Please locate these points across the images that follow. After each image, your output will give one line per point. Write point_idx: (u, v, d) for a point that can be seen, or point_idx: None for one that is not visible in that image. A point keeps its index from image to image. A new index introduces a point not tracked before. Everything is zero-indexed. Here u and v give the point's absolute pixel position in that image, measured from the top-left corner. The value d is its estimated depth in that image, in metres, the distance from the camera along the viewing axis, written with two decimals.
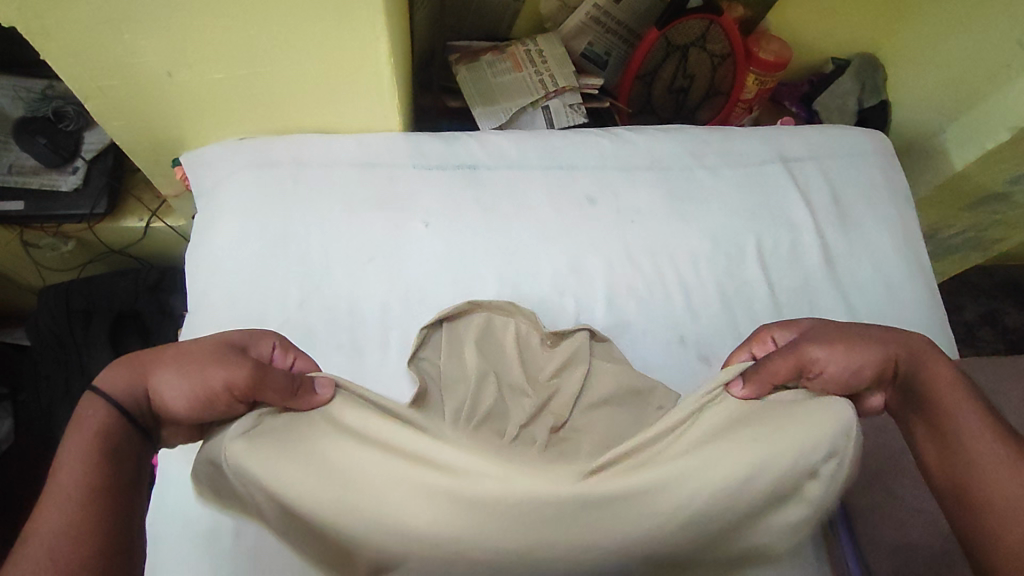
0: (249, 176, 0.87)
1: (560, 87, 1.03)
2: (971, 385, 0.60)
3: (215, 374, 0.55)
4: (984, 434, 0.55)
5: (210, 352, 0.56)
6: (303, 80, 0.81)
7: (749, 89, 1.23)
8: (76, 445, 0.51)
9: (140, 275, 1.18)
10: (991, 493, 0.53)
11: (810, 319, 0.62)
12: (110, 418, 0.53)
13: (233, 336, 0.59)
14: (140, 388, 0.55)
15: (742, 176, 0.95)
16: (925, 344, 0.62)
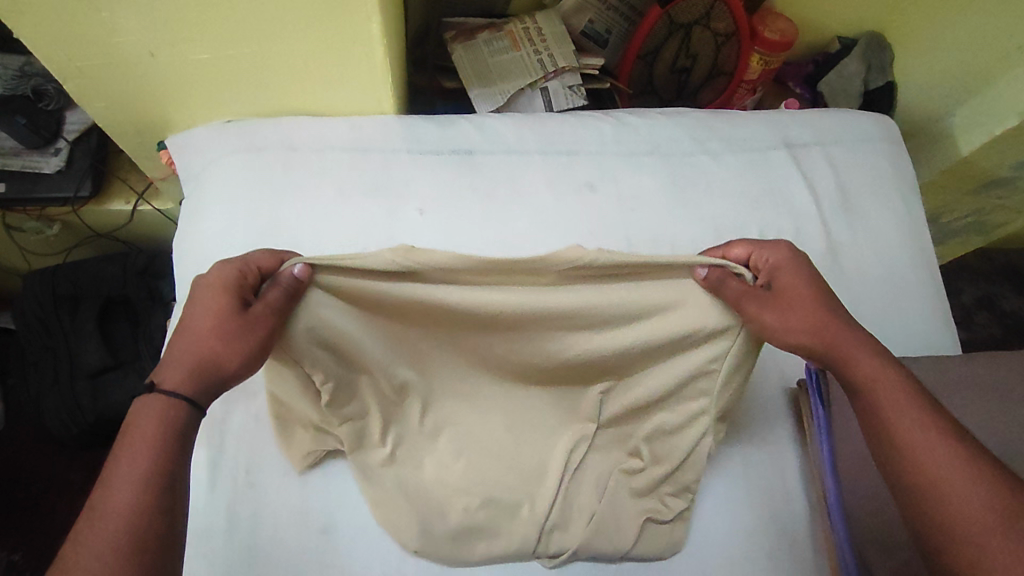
0: (238, 162, 0.85)
1: (559, 67, 0.99)
2: (894, 366, 0.62)
3: (253, 326, 0.61)
4: (903, 416, 0.58)
5: (223, 312, 0.61)
6: (293, 60, 0.78)
7: (751, 70, 1.20)
8: (141, 436, 0.55)
9: (128, 259, 1.14)
10: (921, 473, 0.55)
11: (753, 301, 0.64)
12: (159, 429, 0.56)
13: (225, 279, 0.63)
14: (205, 373, 0.60)
15: (745, 162, 0.93)
16: (850, 333, 0.65)
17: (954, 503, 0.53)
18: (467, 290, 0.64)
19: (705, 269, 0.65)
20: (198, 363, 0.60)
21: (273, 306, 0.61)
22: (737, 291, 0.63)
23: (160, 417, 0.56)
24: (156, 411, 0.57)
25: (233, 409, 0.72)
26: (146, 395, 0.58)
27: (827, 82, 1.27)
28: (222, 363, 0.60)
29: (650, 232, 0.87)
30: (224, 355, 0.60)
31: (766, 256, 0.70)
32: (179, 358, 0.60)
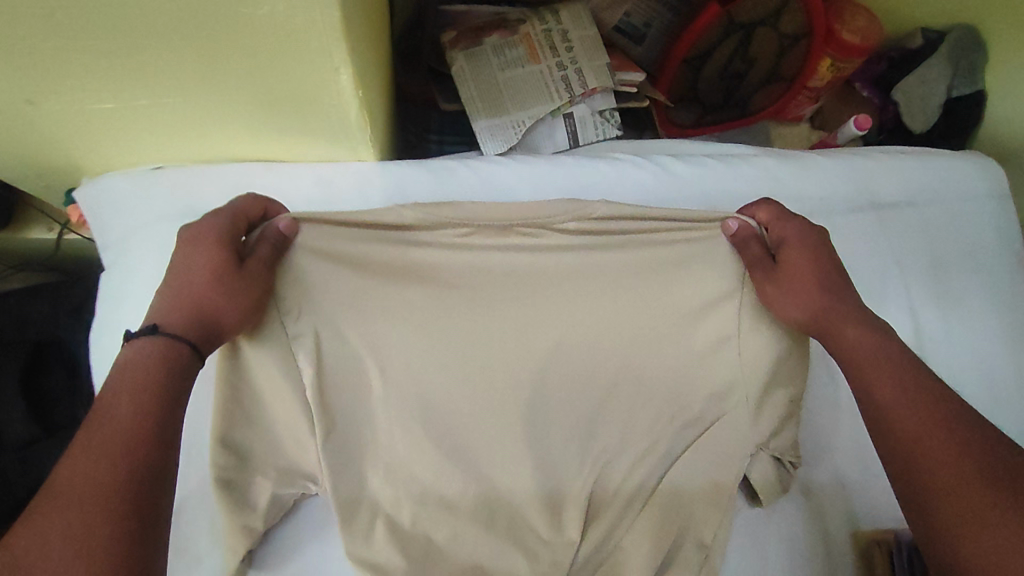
0: (171, 228, 0.65)
1: (589, 89, 0.78)
2: (884, 339, 0.55)
3: (247, 270, 0.54)
4: (886, 387, 0.52)
5: (218, 252, 0.54)
6: (233, 111, 0.57)
7: (818, 77, 0.97)
8: (128, 377, 0.46)
9: (60, 294, 0.97)
10: (909, 450, 0.49)
11: (763, 275, 0.59)
12: (150, 368, 0.47)
13: (225, 218, 0.57)
14: (197, 319, 0.51)
15: (821, 228, 0.74)
16: (841, 304, 0.58)
17: (941, 477, 0.47)
18: (471, 259, 0.61)
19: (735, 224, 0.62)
20: (190, 307, 0.51)
21: (266, 254, 0.56)
22: (755, 255, 0.60)
23: (149, 353, 0.48)
24: (148, 350, 0.48)
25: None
26: (134, 339, 0.49)
27: (904, 87, 1.04)
28: (216, 308, 0.52)
29: None
30: (218, 300, 0.52)
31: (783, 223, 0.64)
32: (168, 301, 0.52)
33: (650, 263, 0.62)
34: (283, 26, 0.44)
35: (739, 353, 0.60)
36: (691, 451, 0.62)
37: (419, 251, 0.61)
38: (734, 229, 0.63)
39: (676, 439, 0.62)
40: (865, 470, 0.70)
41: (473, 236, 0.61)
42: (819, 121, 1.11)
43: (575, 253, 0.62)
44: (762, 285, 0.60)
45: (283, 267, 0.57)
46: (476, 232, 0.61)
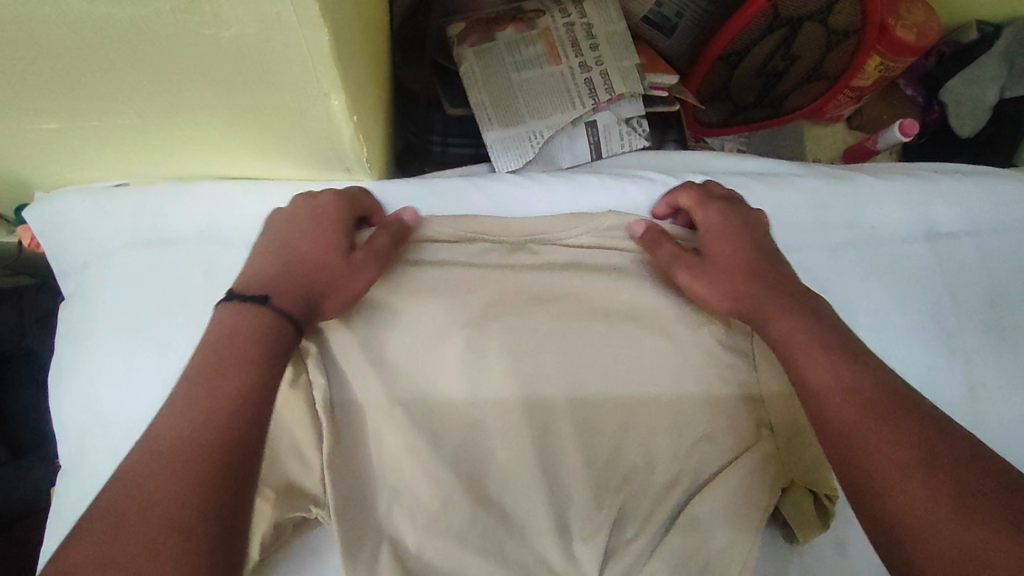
0: (137, 257, 0.56)
1: (615, 94, 0.68)
2: (820, 328, 0.48)
3: (358, 260, 0.52)
4: (818, 369, 0.44)
5: (331, 238, 0.52)
6: (204, 130, 0.48)
7: (864, 75, 0.87)
8: (228, 340, 0.42)
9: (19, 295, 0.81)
10: (850, 433, 0.40)
11: (684, 270, 0.56)
12: (249, 330, 0.43)
13: (343, 206, 0.55)
14: (300, 293, 0.48)
15: (872, 260, 0.66)
16: (775, 294, 0.52)
17: (880, 461, 0.38)
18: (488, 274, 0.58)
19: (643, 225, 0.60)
20: (293, 279, 0.48)
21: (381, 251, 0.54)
22: (668, 257, 0.57)
23: (257, 321, 0.44)
24: (258, 316, 0.44)
25: None
26: (239, 302, 0.45)
27: (954, 86, 0.94)
28: (321, 289, 0.49)
29: None
30: (326, 280, 0.50)
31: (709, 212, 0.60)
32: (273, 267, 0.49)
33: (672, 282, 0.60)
34: (260, 41, 0.36)
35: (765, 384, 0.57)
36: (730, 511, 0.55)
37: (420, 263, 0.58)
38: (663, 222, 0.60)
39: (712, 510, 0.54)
40: None
41: (481, 259, 0.59)
42: (856, 122, 1.01)
43: (587, 265, 0.60)
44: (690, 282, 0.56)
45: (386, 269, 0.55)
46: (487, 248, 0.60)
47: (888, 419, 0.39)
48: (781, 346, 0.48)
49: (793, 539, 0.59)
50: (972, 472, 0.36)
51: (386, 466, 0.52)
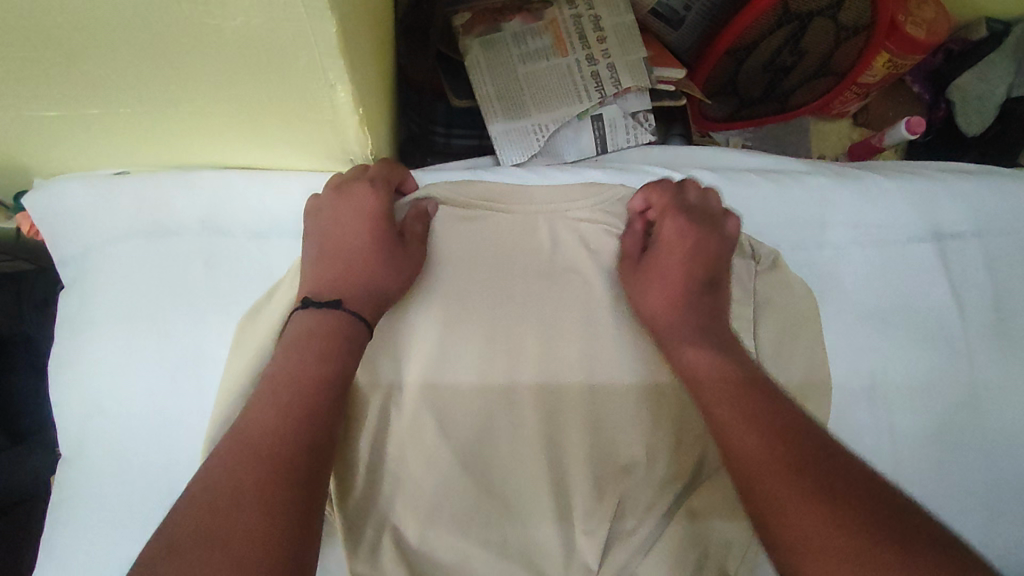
0: (140, 247, 0.56)
1: (622, 88, 0.67)
2: (728, 362, 0.51)
3: (412, 254, 0.55)
4: (724, 407, 0.47)
5: (382, 229, 0.54)
6: (209, 121, 0.48)
7: (872, 71, 0.86)
8: (310, 344, 0.46)
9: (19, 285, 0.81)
10: (755, 475, 0.43)
11: (627, 268, 0.58)
12: (328, 339, 0.47)
13: (384, 185, 0.56)
14: (367, 294, 0.51)
15: (879, 259, 0.66)
16: (692, 321, 0.54)
17: (781, 499, 0.41)
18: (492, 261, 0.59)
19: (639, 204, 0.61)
20: (358, 281, 0.51)
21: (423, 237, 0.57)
22: (633, 246, 0.58)
23: (333, 327, 0.48)
24: (331, 324, 0.48)
25: None
26: (317, 308, 0.49)
27: (961, 83, 0.94)
28: (384, 290, 0.52)
29: None
30: (388, 279, 0.52)
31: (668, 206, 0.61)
32: (338, 267, 0.52)
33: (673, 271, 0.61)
34: (268, 32, 0.35)
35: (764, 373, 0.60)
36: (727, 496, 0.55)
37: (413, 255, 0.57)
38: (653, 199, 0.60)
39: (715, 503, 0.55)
40: None
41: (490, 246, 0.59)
42: (863, 118, 1.00)
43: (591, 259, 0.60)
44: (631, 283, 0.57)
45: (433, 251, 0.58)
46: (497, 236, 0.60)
47: (788, 460, 0.43)
48: (694, 383, 0.50)
49: None
50: (865, 506, 0.40)
51: (388, 458, 0.52)
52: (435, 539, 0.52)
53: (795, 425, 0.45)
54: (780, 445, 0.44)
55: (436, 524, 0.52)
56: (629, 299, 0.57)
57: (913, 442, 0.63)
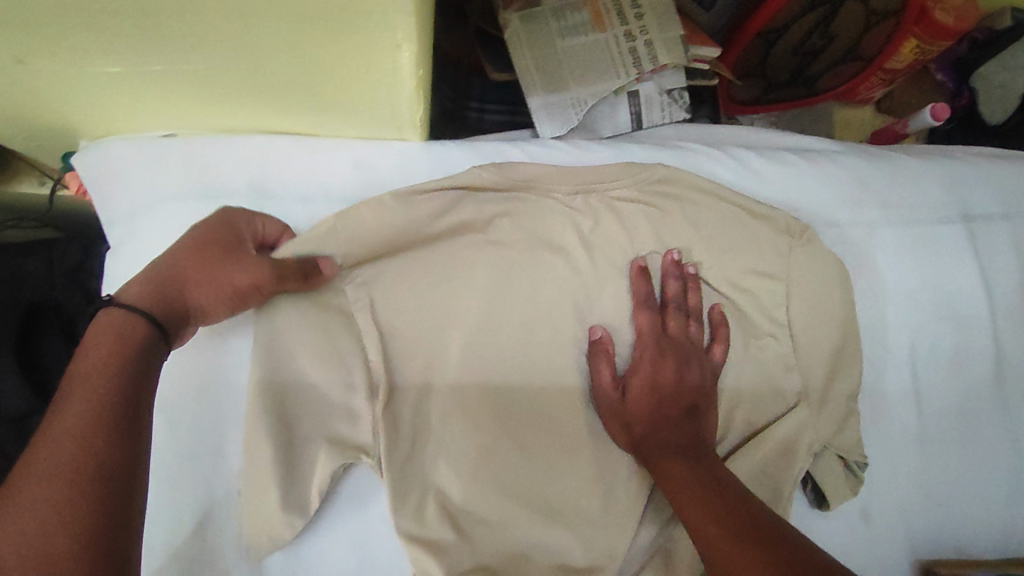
0: (189, 207, 0.57)
1: (660, 65, 0.68)
2: (705, 469, 0.49)
3: (237, 274, 0.50)
4: (699, 513, 0.45)
5: (218, 260, 0.49)
6: (266, 83, 0.49)
7: (899, 58, 0.86)
8: (93, 351, 0.42)
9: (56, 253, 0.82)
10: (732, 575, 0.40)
11: (614, 383, 0.56)
12: (114, 344, 0.43)
13: (238, 232, 0.52)
14: (167, 303, 0.47)
15: (910, 238, 0.67)
16: (673, 429, 0.53)
17: None
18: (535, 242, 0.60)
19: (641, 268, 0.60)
20: (164, 294, 0.47)
21: (278, 266, 0.50)
22: (609, 367, 0.57)
23: (123, 335, 0.43)
24: (113, 327, 0.43)
25: None
26: (102, 308, 0.45)
27: (986, 72, 0.94)
28: (196, 302, 0.49)
29: (771, 340, 0.62)
30: (194, 279, 0.48)
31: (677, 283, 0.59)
32: (139, 282, 0.46)
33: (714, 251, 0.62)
34: None
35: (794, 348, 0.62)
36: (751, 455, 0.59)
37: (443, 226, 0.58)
38: (689, 271, 0.60)
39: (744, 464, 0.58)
40: (932, 502, 0.64)
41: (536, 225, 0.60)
42: (886, 105, 1.02)
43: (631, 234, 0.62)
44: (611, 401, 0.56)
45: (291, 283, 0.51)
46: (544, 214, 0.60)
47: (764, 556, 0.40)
48: (672, 494, 0.48)
49: (822, 505, 0.61)
50: None
51: None
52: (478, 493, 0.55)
53: (771, 523, 0.43)
54: (745, 533, 0.42)
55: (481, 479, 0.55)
56: (612, 414, 0.56)
57: (935, 414, 0.65)
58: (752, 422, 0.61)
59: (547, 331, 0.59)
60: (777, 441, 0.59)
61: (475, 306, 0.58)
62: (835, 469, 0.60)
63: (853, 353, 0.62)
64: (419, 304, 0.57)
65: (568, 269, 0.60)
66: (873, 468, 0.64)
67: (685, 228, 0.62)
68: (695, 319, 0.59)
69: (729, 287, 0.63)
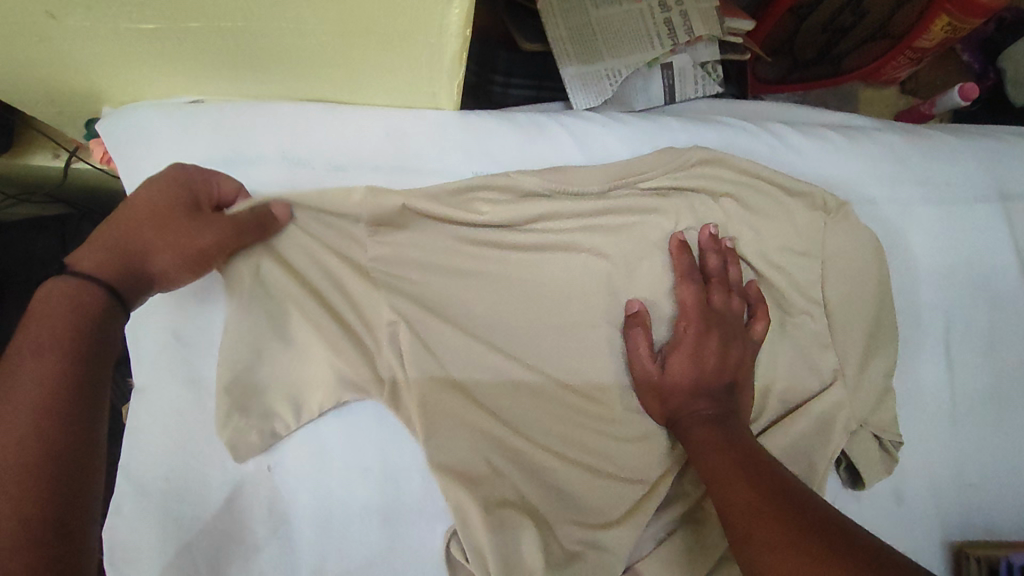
0: (218, 175, 0.55)
1: (695, 36, 0.67)
2: (744, 450, 0.49)
3: (195, 234, 0.48)
4: (735, 495, 0.45)
5: (174, 220, 0.47)
6: (305, 40, 0.48)
7: (929, 36, 0.81)
8: (44, 320, 0.40)
9: (70, 226, 0.80)
10: (769, 561, 0.40)
11: (648, 355, 0.55)
12: (66, 314, 0.41)
13: (191, 194, 0.49)
14: (129, 273, 0.45)
15: (945, 216, 0.66)
16: (710, 409, 0.53)
17: None
18: (571, 218, 0.58)
19: (679, 239, 0.58)
20: (126, 261, 0.45)
21: (235, 224, 0.49)
22: (646, 342, 0.56)
23: (83, 315, 0.41)
24: (67, 296, 0.41)
25: (228, 567, 0.53)
26: (57, 274, 0.43)
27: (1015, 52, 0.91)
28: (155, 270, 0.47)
29: (807, 317, 0.61)
30: (157, 241, 0.46)
31: (715, 260, 0.59)
32: (98, 251, 0.45)
33: (756, 227, 0.61)
34: None
35: (829, 325, 0.61)
36: (787, 431, 0.58)
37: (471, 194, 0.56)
38: (728, 245, 0.59)
39: (778, 439, 0.58)
40: (965, 481, 0.64)
41: (575, 202, 0.58)
42: (910, 86, 1.00)
43: (669, 206, 0.59)
44: (647, 374, 0.55)
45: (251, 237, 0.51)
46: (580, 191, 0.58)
47: (806, 545, 0.39)
48: (710, 475, 0.48)
49: (857, 484, 0.61)
50: None
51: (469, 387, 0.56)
52: (513, 464, 0.55)
53: (812, 511, 0.42)
54: (789, 521, 0.41)
55: (515, 450, 0.55)
56: (647, 388, 0.56)
57: (968, 393, 0.65)
58: (787, 399, 0.60)
59: (582, 304, 0.58)
60: (813, 417, 0.58)
61: (509, 279, 0.57)
62: (871, 446, 0.60)
63: (889, 329, 0.61)
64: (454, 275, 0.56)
65: (604, 242, 0.59)
66: (907, 447, 0.63)
67: (722, 202, 0.61)
68: (737, 294, 0.59)
69: (766, 264, 0.61)
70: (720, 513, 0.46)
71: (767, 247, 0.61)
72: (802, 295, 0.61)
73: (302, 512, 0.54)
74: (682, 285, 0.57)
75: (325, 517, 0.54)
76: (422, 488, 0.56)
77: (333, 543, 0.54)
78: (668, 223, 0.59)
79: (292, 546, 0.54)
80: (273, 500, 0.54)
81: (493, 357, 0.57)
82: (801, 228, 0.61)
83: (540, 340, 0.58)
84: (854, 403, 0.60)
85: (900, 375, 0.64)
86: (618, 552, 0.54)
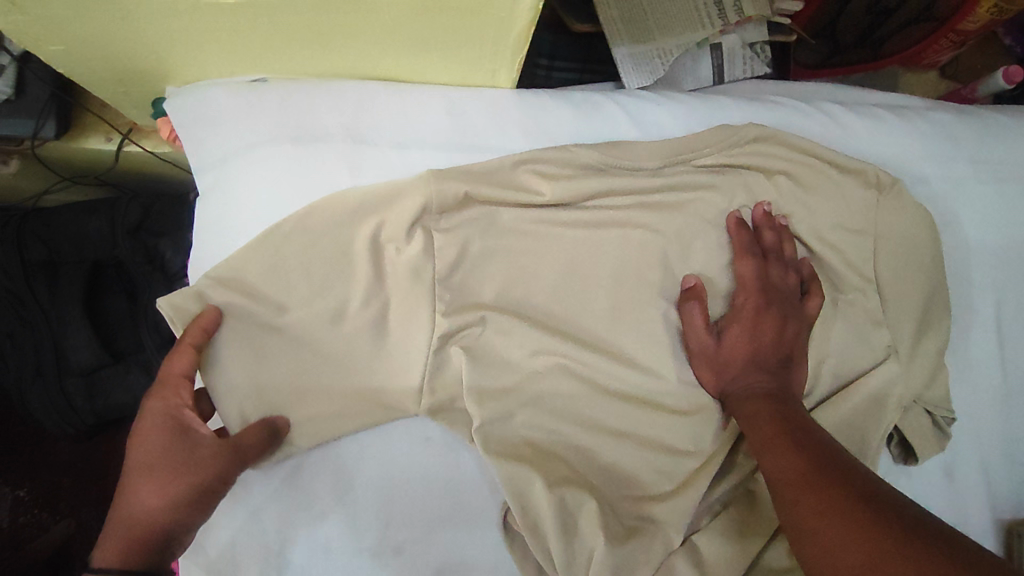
0: (285, 150, 0.56)
1: (744, 17, 0.70)
2: (795, 423, 0.49)
3: (194, 471, 0.46)
4: (787, 465, 0.46)
5: (165, 461, 0.46)
6: (377, 15, 0.49)
7: (974, 18, 0.81)
8: None
9: (117, 209, 0.78)
10: (815, 527, 0.41)
11: (702, 328, 0.56)
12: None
13: (164, 417, 0.47)
14: (154, 545, 0.44)
15: (996, 195, 0.67)
16: (761, 383, 0.53)
17: (846, 551, 0.39)
18: (627, 195, 0.59)
19: (733, 216, 0.60)
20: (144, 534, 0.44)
21: (237, 444, 0.49)
22: (703, 318, 0.56)
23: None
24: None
25: (290, 533, 0.54)
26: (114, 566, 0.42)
27: None
28: (180, 529, 0.45)
29: (860, 295, 0.61)
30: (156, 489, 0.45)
31: (772, 236, 0.59)
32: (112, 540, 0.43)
33: (810, 202, 0.62)
34: None
35: (883, 303, 0.61)
36: (841, 405, 0.58)
37: (527, 168, 0.57)
38: (780, 222, 0.60)
39: (831, 412, 0.58)
40: (1015, 460, 0.64)
41: (630, 178, 0.59)
42: (950, 70, 0.98)
43: (722, 180, 0.61)
44: (703, 348, 0.56)
45: (250, 453, 0.49)
46: (635, 167, 0.60)
47: (853, 510, 0.40)
48: (760, 444, 0.49)
49: (909, 461, 0.61)
50: (934, 547, 0.37)
51: (530, 356, 0.56)
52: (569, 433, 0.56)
53: (863, 481, 0.43)
54: (836, 488, 0.42)
55: (573, 420, 0.56)
56: (701, 361, 0.56)
57: (1017, 372, 0.65)
58: (840, 376, 0.60)
59: (638, 281, 0.57)
60: (866, 394, 0.59)
61: (565, 255, 0.57)
62: (921, 421, 0.60)
63: (941, 306, 0.62)
64: (511, 251, 0.57)
65: (658, 218, 0.58)
66: (957, 425, 0.63)
67: (775, 178, 0.62)
68: (792, 269, 0.59)
69: (819, 242, 0.61)
70: (767, 484, 0.47)
71: (822, 221, 0.62)
72: (855, 271, 0.61)
73: (365, 480, 0.55)
74: (738, 258, 0.58)
75: (386, 488, 0.56)
76: (478, 458, 0.57)
77: (388, 512, 0.55)
78: (722, 199, 0.60)
79: (350, 513, 0.55)
80: (335, 470, 0.55)
81: (556, 330, 0.57)
82: (854, 204, 0.62)
83: (597, 319, 0.57)
84: (909, 379, 0.60)
85: (953, 353, 0.64)
86: (672, 524, 0.54)
